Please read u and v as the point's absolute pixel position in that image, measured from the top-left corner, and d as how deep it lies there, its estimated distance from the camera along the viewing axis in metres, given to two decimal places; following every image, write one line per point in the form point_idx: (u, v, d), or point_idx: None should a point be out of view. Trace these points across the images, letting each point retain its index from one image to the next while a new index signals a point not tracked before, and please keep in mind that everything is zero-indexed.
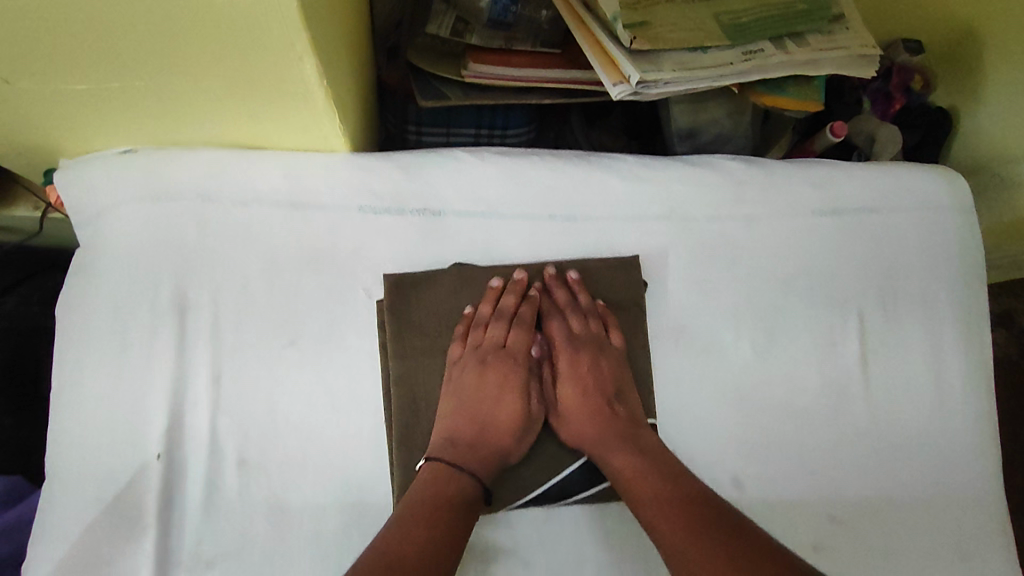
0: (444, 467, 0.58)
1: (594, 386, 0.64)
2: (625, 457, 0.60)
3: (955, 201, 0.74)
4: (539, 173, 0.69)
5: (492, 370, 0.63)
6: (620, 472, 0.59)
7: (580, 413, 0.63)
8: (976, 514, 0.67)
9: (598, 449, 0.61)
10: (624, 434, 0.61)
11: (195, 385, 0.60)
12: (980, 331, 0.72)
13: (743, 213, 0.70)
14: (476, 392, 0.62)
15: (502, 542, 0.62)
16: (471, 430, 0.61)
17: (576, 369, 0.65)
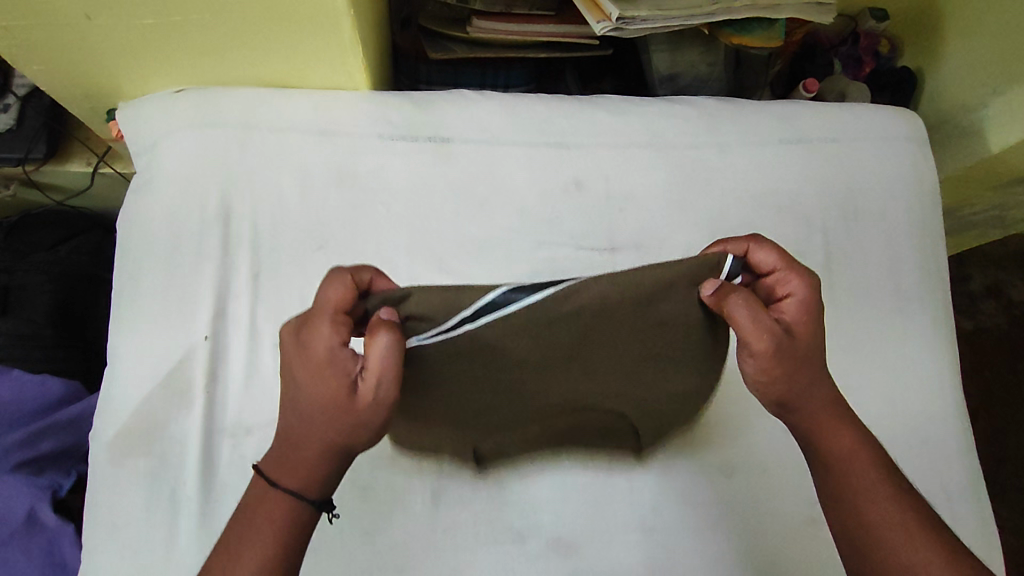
0: (268, 484, 0.51)
1: (817, 352, 0.55)
2: (854, 439, 0.57)
3: (908, 133, 0.83)
4: (534, 107, 0.79)
5: (312, 339, 0.49)
6: (829, 456, 0.56)
7: (796, 395, 0.55)
8: (928, 403, 0.76)
9: (818, 430, 0.57)
10: (839, 412, 0.57)
11: (237, 281, 0.70)
12: (932, 246, 0.81)
13: (716, 142, 0.80)
14: (302, 372, 0.49)
15: None
16: (295, 423, 0.51)
17: (803, 333, 0.54)
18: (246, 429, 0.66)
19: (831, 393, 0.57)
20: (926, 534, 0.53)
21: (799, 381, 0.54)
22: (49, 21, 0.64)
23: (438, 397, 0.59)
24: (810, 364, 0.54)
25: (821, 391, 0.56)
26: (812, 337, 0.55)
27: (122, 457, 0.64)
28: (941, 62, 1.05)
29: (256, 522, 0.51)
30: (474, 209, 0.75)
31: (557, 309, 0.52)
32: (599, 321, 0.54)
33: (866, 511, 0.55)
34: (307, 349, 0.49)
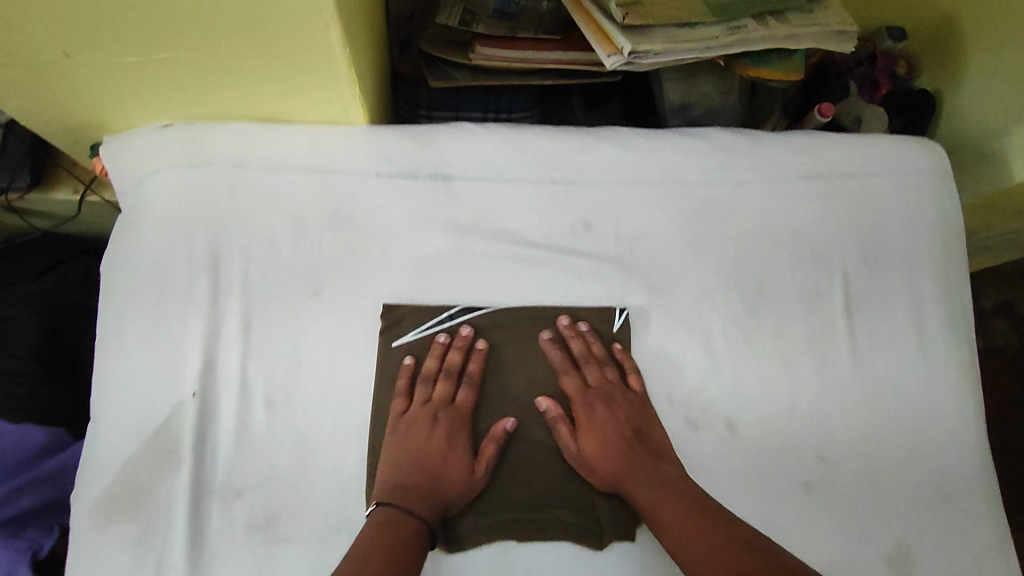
0: (390, 511, 0.59)
1: (614, 424, 0.66)
2: (649, 492, 0.62)
3: (932, 166, 0.79)
4: (540, 141, 0.75)
5: (439, 421, 0.64)
6: (644, 510, 0.61)
7: (604, 464, 0.64)
8: (956, 454, 0.72)
9: (622, 485, 0.63)
10: (643, 472, 0.63)
11: (227, 330, 0.66)
12: (958, 285, 0.77)
13: (731, 177, 0.76)
14: (419, 438, 0.64)
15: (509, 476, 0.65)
16: (419, 474, 0.62)
17: (593, 412, 0.66)
18: (236, 491, 0.62)
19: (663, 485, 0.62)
20: (744, 573, 0.55)
21: (600, 457, 0.64)
22: (25, 59, 0.60)
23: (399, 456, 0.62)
24: (599, 432, 0.65)
25: (629, 459, 0.64)
26: (602, 408, 0.66)
27: (104, 523, 0.61)
28: (961, 84, 1.01)
29: (387, 544, 0.56)
30: (477, 251, 0.71)
31: (502, 335, 0.69)
32: (530, 339, 0.69)
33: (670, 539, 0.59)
34: (424, 421, 0.64)
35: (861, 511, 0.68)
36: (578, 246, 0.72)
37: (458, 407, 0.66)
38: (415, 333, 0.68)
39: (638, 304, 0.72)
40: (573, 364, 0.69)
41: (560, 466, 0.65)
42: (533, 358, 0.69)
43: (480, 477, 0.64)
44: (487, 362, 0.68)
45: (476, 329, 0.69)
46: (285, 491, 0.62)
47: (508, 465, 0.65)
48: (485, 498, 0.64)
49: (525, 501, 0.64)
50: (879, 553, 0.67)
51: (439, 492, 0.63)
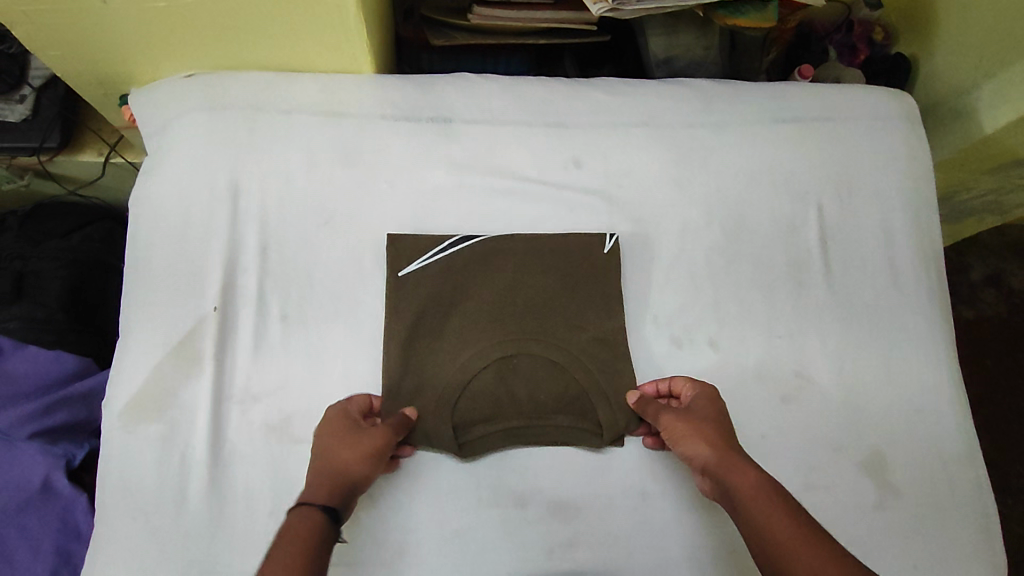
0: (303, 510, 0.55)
1: (725, 420, 0.64)
2: (756, 475, 0.58)
3: (902, 112, 0.85)
4: (533, 88, 0.81)
5: (344, 430, 0.63)
6: (745, 490, 0.57)
7: (707, 448, 0.61)
8: (925, 372, 0.76)
9: (724, 467, 0.60)
10: (748, 460, 0.60)
11: (245, 253, 0.72)
12: (927, 218, 0.82)
13: (712, 121, 0.81)
14: (341, 443, 0.61)
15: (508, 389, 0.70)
16: (331, 472, 0.59)
17: (699, 411, 0.65)
18: (253, 397, 0.68)
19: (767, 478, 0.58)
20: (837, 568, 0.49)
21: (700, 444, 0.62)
22: (66, 5, 0.66)
23: (413, 368, 0.70)
24: (712, 419, 0.64)
25: (726, 448, 0.61)
26: (708, 408, 0.65)
27: (133, 424, 0.66)
28: (934, 49, 1.07)
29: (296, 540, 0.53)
30: (475, 185, 0.76)
31: (500, 262, 0.74)
32: (527, 264, 0.74)
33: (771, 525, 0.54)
34: (334, 416, 0.64)
35: (836, 422, 0.73)
36: (568, 183, 0.78)
37: (466, 322, 0.72)
38: (415, 263, 0.73)
39: (626, 234, 0.77)
40: (565, 285, 0.74)
41: (557, 374, 0.71)
42: (528, 281, 0.73)
43: (483, 386, 0.70)
44: (487, 287, 0.73)
45: (475, 257, 0.74)
46: (298, 398, 0.68)
47: (510, 374, 0.70)
48: (486, 405, 0.69)
49: (522, 407, 0.69)
50: (851, 460, 0.72)
51: (446, 398, 0.69)
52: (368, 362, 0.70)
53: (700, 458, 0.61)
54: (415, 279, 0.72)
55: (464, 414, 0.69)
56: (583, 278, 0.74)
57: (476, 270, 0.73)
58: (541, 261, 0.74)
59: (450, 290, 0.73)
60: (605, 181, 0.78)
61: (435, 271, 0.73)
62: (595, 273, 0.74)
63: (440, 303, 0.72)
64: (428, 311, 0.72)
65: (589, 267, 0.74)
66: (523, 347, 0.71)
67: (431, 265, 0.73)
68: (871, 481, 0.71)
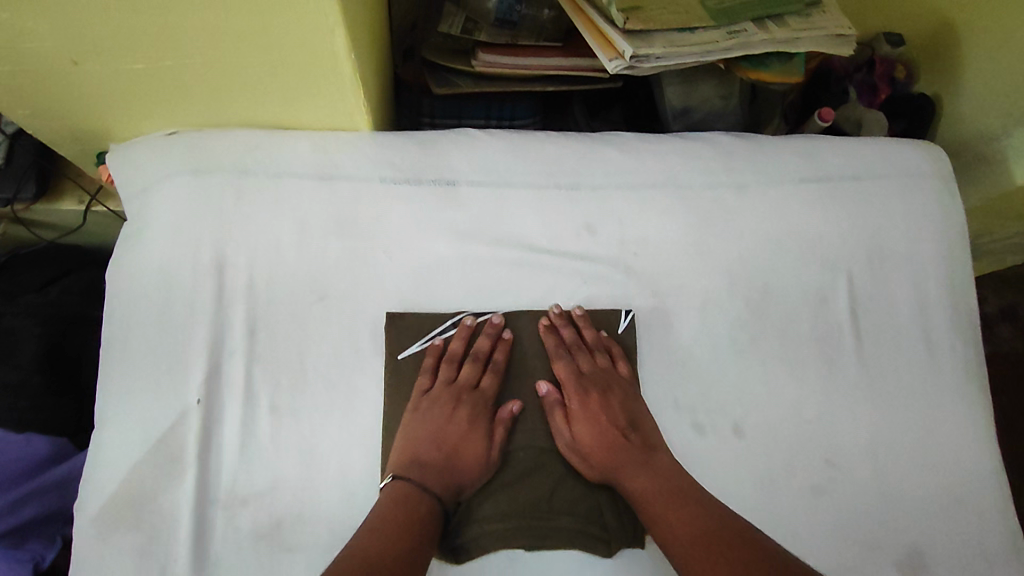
0: (404, 490, 0.60)
1: (608, 417, 0.66)
2: (644, 480, 0.62)
3: (935, 169, 0.79)
4: (542, 148, 0.75)
5: (466, 406, 0.66)
6: (641, 499, 0.62)
7: (603, 445, 0.64)
8: (965, 455, 0.71)
9: (617, 475, 0.64)
10: (637, 462, 0.63)
11: (232, 335, 0.66)
12: (963, 286, 0.76)
13: (734, 181, 0.76)
14: (448, 424, 0.65)
15: (513, 491, 0.64)
16: (439, 455, 0.63)
17: (584, 410, 0.66)
18: (240, 499, 0.62)
19: (662, 477, 0.62)
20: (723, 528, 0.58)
21: (593, 447, 0.64)
22: (33, 66, 0.60)
23: None
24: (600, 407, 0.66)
25: (618, 451, 0.64)
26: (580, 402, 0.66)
27: (109, 531, 0.60)
28: (958, 89, 1.02)
29: (397, 523, 0.57)
30: (481, 257, 0.71)
31: (506, 346, 0.69)
32: (536, 351, 0.69)
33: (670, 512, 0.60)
34: (467, 410, 0.65)
35: (872, 515, 0.68)
36: (578, 253, 0.72)
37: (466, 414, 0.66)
38: (416, 346, 0.68)
39: (644, 308, 0.71)
40: None
41: (569, 471, 0.65)
42: (536, 368, 0.68)
43: (488, 482, 0.64)
44: (489, 373, 0.67)
45: (480, 340, 0.69)
46: (291, 499, 0.62)
47: (518, 469, 0.65)
48: (493, 505, 0.63)
49: (531, 508, 0.63)
50: (887, 556, 0.67)
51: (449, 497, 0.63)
52: (366, 458, 0.64)
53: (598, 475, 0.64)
54: (416, 367, 0.67)
55: (467, 517, 0.63)
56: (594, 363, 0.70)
57: (479, 354, 0.68)
58: (550, 344, 0.69)
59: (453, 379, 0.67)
60: (620, 251, 0.72)
61: (435, 356, 0.68)
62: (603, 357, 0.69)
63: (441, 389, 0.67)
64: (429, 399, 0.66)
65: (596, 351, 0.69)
66: (532, 439, 0.66)
67: (433, 349, 0.68)
68: None
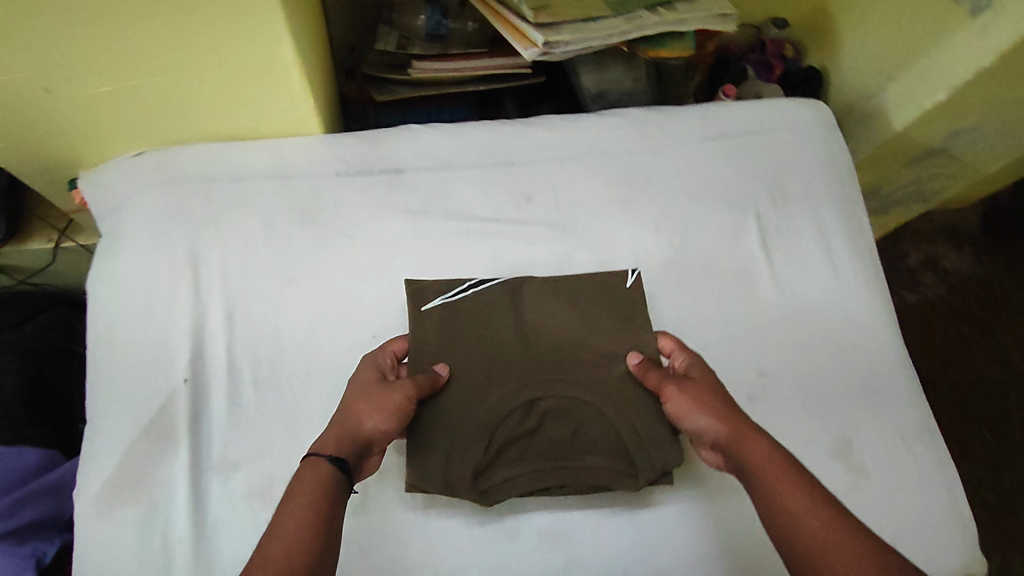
0: (307, 459, 0.55)
1: (726, 398, 0.61)
2: (771, 453, 0.55)
3: (818, 119, 0.91)
4: (477, 133, 0.84)
5: (361, 372, 0.64)
6: (756, 470, 0.55)
7: (721, 415, 0.59)
8: (878, 354, 0.79)
9: (737, 442, 0.57)
10: (759, 432, 0.57)
11: (211, 321, 0.72)
12: (856, 213, 0.86)
13: (648, 146, 0.86)
14: (352, 393, 0.62)
15: (540, 438, 0.68)
16: (337, 422, 0.59)
17: (698, 381, 0.63)
18: (232, 464, 0.66)
19: (788, 459, 0.55)
20: (844, 520, 0.49)
21: (709, 419, 0.59)
22: (8, 96, 0.67)
23: (436, 423, 0.67)
24: (711, 389, 0.62)
25: (738, 420, 0.58)
26: (711, 376, 0.64)
27: (111, 506, 0.64)
28: (840, 59, 1.17)
29: (309, 490, 0.52)
30: (434, 230, 0.78)
31: (525, 305, 0.73)
32: (548, 305, 0.73)
33: (787, 496, 0.52)
34: (364, 374, 0.64)
35: (804, 414, 0.75)
36: (517, 219, 0.80)
37: (489, 370, 0.69)
38: (438, 300, 0.72)
39: (584, 261, 0.79)
40: (586, 323, 0.72)
41: (592, 417, 0.68)
42: (551, 321, 0.73)
43: (512, 429, 0.67)
44: (507, 330, 0.71)
45: (500, 300, 0.73)
46: (277, 461, 0.66)
47: (541, 419, 0.68)
48: (519, 450, 0.67)
49: (556, 449, 0.68)
50: (819, 445, 0.74)
51: (477, 446, 0.66)
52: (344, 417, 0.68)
53: (710, 435, 0.59)
54: (436, 323, 0.71)
55: (493, 463, 0.67)
56: (603, 309, 0.73)
57: (498, 310, 0.72)
58: (563, 298, 0.73)
59: (478, 334, 0.71)
60: (555, 212, 0.81)
61: (452, 314, 0.71)
62: (614, 305, 0.73)
63: (460, 345, 0.70)
64: (454, 354, 0.69)
65: (603, 295, 0.74)
66: (552, 390, 0.68)
67: (450, 307, 0.72)
68: (840, 464, 0.73)
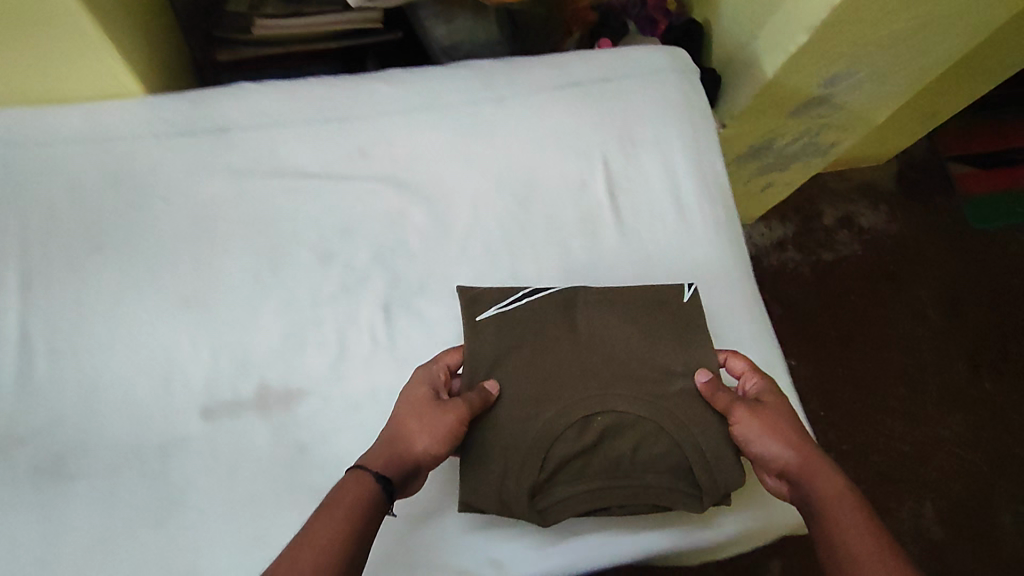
0: (352, 474, 0.57)
1: (797, 426, 0.62)
2: (840, 488, 0.56)
3: (677, 67, 0.88)
4: (312, 88, 0.79)
5: (420, 386, 0.64)
6: (828, 500, 0.56)
7: (800, 444, 0.60)
8: (723, 304, 0.78)
9: (805, 475, 0.58)
10: (826, 465, 0.58)
11: (8, 293, 0.68)
12: (710, 160, 0.85)
13: (493, 95, 0.82)
14: (410, 408, 0.62)
15: (522, 478, 0.63)
16: (383, 442, 0.60)
17: (773, 406, 0.63)
18: (19, 439, 0.64)
19: (850, 494, 0.56)
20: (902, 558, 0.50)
21: (774, 447, 0.60)
22: None
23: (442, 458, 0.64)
24: (785, 415, 0.62)
25: (811, 453, 0.60)
26: (784, 402, 0.64)
27: None
28: (720, 10, 1.14)
29: (347, 504, 0.54)
30: (257, 190, 0.74)
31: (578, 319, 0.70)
32: (606, 318, 0.70)
33: (846, 527, 0.53)
34: (414, 394, 0.63)
35: None
36: (348, 176, 0.77)
37: (546, 383, 0.66)
38: (492, 310, 0.70)
39: (420, 216, 0.76)
40: (680, 328, 0.70)
41: (653, 434, 0.64)
42: (608, 331, 0.69)
43: (567, 448, 0.64)
44: (565, 340, 0.68)
45: (551, 309, 0.70)
46: (71, 436, 0.64)
47: (590, 438, 0.64)
48: (574, 469, 0.64)
49: (613, 468, 0.64)
50: None
51: (533, 462, 0.63)
52: (148, 389, 0.67)
53: (780, 462, 0.60)
54: (508, 322, 0.69)
55: (500, 483, 0.63)
56: (659, 323, 0.71)
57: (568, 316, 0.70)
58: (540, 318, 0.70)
59: (490, 354, 0.67)
60: (390, 168, 0.78)
61: (518, 317, 0.70)
62: (676, 313, 0.71)
63: (524, 351, 0.68)
64: (505, 366, 0.67)
65: (637, 298, 0.72)
66: (607, 403, 0.65)
67: (513, 311, 0.70)
68: None
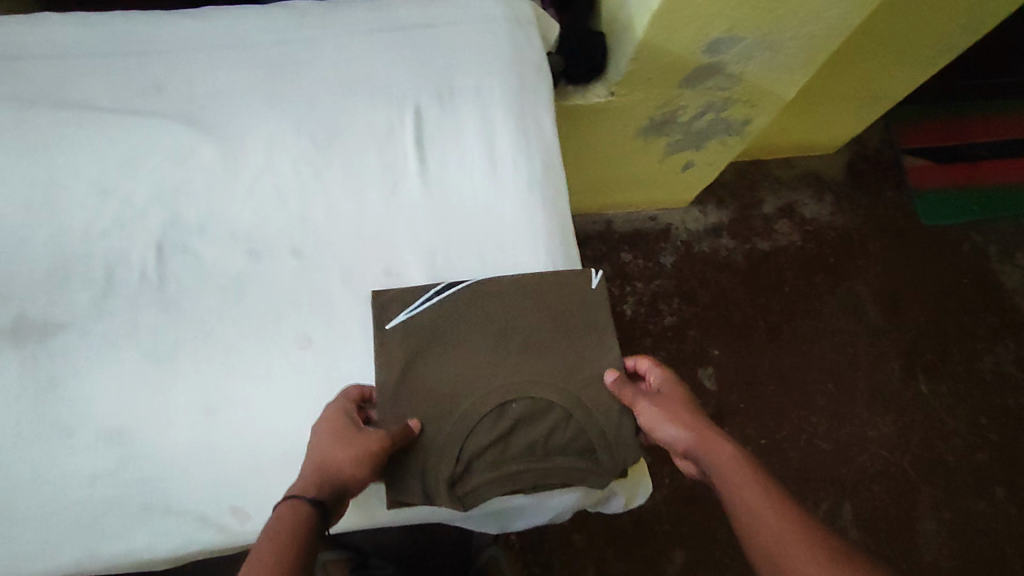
0: (292, 506, 0.54)
1: (694, 412, 0.63)
2: (737, 463, 0.57)
3: (509, 14, 0.84)
4: (114, 22, 0.78)
5: (327, 420, 0.61)
6: (722, 477, 0.56)
7: (693, 427, 0.61)
8: (519, 257, 0.74)
9: (706, 451, 0.59)
10: (726, 442, 0.59)
11: None
12: (533, 111, 0.80)
13: (302, 36, 0.80)
14: (322, 440, 0.59)
15: (427, 460, 0.65)
16: (315, 469, 0.58)
17: (673, 397, 0.64)
18: None
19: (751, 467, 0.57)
20: (806, 526, 0.51)
21: (676, 429, 0.61)
22: None
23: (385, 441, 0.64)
24: (683, 404, 0.63)
25: (709, 432, 0.60)
26: (682, 392, 0.66)
27: None
28: None
29: (284, 538, 0.52)
30: (39, 119, 0.73)
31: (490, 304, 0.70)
32: (517, 304, 0.70)
33: (751, 503, 0.53)
34: (329, 421, 0.61)
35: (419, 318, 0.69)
36: (138, 109, 0.75)
37: (456, 380, 0.67)
38: (404, 314, 0.68)
39: (209, 153, 0.74)
40: (588, 322, 0.71)
41: (567, 414, 0.66)
42: (519, 322, 0.70)
43: (483, 434, 0.65)
44: (478, 333, 0.69)
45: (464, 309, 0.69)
46: None
47: (507, 421, 0.65)
48: (493, 455, 0.65)
49: (528, 451, 0.66)
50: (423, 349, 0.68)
51: (449, 455, 0.65)
52: None
53: (681, 443, 0.61)
54: (405, 333, 0.68)
55: (425, 474, 0.64)
56: (574, 312, 0.71)
57: (484, 302, 0.70)
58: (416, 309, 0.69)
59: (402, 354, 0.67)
60: (183, 103, 0.76)
61: (423, 325, 0.69)
62: (584, 318, 0.71)
63: (430, 353, 0.68)
64: (416, 368, 0.67)
65: (537, 289, 0.71)
66: (527, 391, 0.66)
67: (418, 319, 0.69)
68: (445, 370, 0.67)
